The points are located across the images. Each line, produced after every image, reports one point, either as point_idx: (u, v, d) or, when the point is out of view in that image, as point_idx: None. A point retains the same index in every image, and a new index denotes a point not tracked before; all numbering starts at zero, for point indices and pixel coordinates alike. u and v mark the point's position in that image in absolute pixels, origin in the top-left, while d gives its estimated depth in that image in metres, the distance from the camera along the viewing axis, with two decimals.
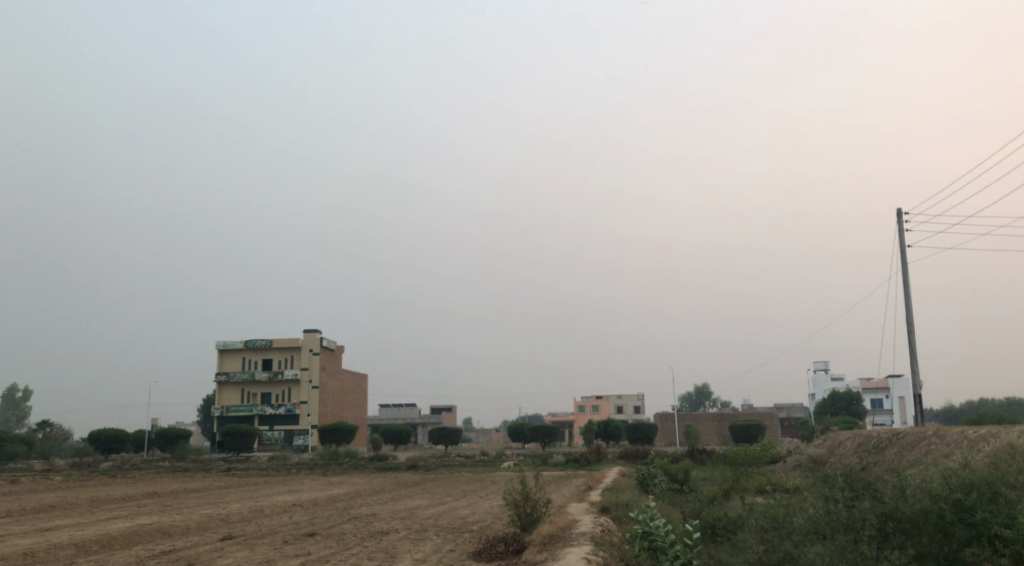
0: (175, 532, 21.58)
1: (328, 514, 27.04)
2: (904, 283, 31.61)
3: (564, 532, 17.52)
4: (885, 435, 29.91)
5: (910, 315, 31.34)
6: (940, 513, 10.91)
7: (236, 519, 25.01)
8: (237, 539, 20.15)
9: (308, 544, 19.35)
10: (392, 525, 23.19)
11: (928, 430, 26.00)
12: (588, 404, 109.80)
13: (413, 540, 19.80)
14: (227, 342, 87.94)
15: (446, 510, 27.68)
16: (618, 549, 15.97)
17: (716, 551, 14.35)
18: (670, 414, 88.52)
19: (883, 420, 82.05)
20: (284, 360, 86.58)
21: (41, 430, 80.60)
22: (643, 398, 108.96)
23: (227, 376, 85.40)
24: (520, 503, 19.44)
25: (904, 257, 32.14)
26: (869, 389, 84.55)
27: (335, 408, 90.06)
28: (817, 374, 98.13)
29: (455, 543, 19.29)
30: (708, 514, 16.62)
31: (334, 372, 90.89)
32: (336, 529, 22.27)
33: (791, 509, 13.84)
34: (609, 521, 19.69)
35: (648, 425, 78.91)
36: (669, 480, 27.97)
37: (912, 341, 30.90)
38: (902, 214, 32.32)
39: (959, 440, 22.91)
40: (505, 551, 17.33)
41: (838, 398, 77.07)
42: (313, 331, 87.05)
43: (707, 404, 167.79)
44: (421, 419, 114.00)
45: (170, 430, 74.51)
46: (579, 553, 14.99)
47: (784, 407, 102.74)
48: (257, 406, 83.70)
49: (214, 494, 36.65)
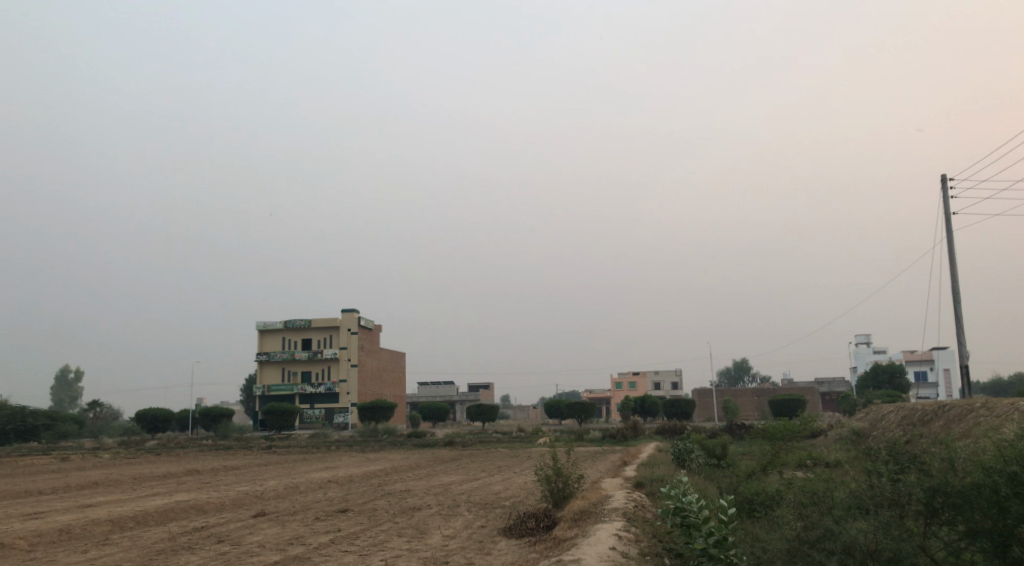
0: (210, 508, 21.66)
1: (362, 491, 26.93)
2: (950, 251, 30.51)
3: (596, 507, 17.11)
4: (930, 408, 28.98)
5: (956, 284, 30.26)
6: (994, 487, 10.22)
7: (271, 496, 25.06)
8: (270, 515, 20.09)
9: (339, 521, 19.21)
10: (424, 500, 23.09)
11: (975, 402, 25.09)
12: (625, 380, 109.28)
13: (444, 517, 19.54)
14: (267, 322, 88.84)
15: (479, 486, 27.55)
16: (651, 525, 15.58)
17: (753, 526, 13.89)
18: (708, 389, 87.61)
19: (928, 394, 80.21)
20: (323, 339, 87.32)
21: (90, 410, 82.16)
22: (681, 373, 108.15)
23: (267, 356, 86.27)
24: (552, 479, 19.15)
25: (950, 224, 30.98)
26: (913, 362, 82.77)
27: (374, 386, 90.77)
28: (859, 348, 96.29)
29: (486, 519, 19.00)
30: (745, 490, 16.19)
31: (372, 351, 91.42)
32: (369, 505, 22.16)
33: (832, 483, 13.27)
34: (643, 496, 19.36)
35: (686, 401, 78.19)
36: (706, 455, 27.49)
37: (959, 311, 29.85)
38: (947, 179, 31.13)
39: (1008, 413, 22.13)
40: (536, 526, 17.01)
41: (881, 371, 75.44)
42: (351, 310, 87.56)
43: (745, 379, 165.87)
44: (459, 397, 114.54)
45: (213, 409, 75.51)
46: (611, 529, 14.57)
47: (825, 381, 101.21)
48: (297, 385, 84.53)
49: (253, 471, 36.92)
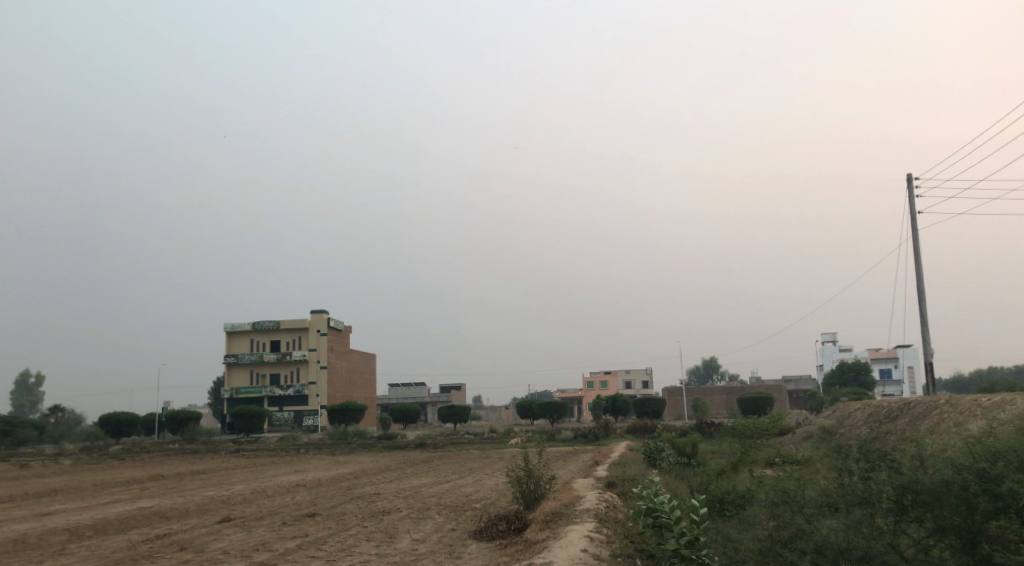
0: (173, 515, 21.17)
1: (330, 494, 26.55)
2: (915, 250, 30.83)
3: (568, 509, 16.98)
4: (896, 405, 29.27)
5: (922, 283, 30.59)
6: (964, 485, 10.27)
7: (238, 500, 24.62)
8: (235, 521, 19.69)
9: (306, 526, 18.87)
10: (393, 504, 22.80)
11: (940, 399, 25.35)
12: (597, 379, 109.56)
13: (414, 520, 19.31)
14: (235, 324, 87.70)
15: (451, 488, 27.35)
16: (622, 526, 15.50)
17: (724, 526, 13.87)
18: (678, 388, 88.05)
19: (893, 391, 81.40)
20: (292, 341, 86.37)
21: (53, 415, 80.42)
22: (651, 372, 108.64)
23: (235, 358, 85.20)
24: (523, 480, 18.99)
25: (915, 223, 31.32)
26: (878, 359, 83.96)
27: (344, 388, 90.00)
28: (826, 346, 97.37)
29: (457, 522, 18.81)
30: (716, 489, 16.20)
31: (342, 352, 90.63)
32: (338, 509, 21.80)
33: (802, 481, 13.25)
34: (615, 497, 19.28)
35: (657, 400, 78.49)
36: (677, 454, 27.54)
37: (924, 309, 30.21)
38: (912, 179, 31.48)
39: (972, 409, 22.42)
40: (507, 529, 16.85)
41: (847, 369, 76.26)
42: (320, 311, 86.75)
43: (715, 377, 167.22)
44: (430, 398, 114.04)
45: (180, 412, 74.30)
46: (582, 531, 14.41)
47: (793, 379, 102.26)
48: (266, 387, 83.53)
49: (220, 476, 36.30)
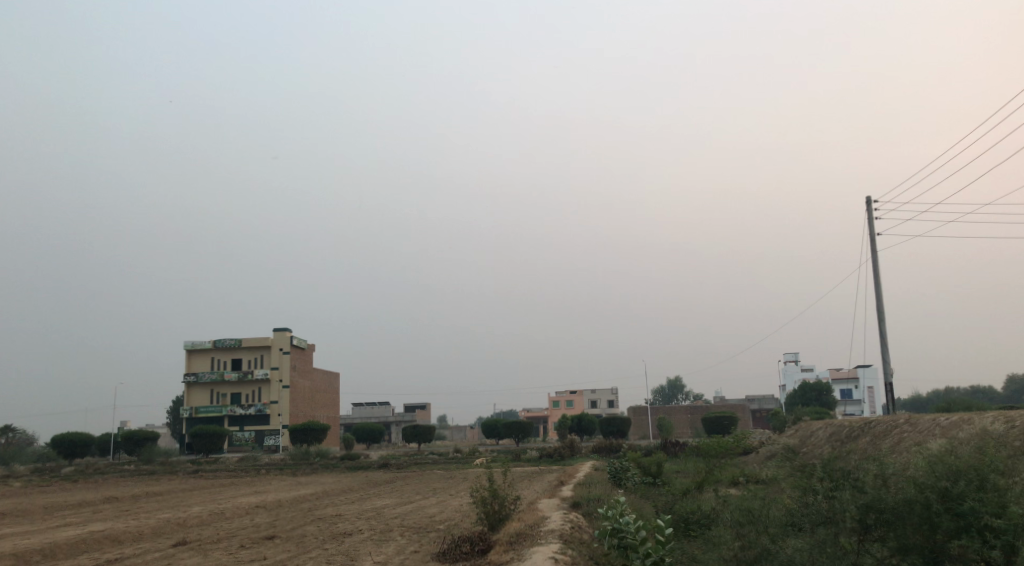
0: (126, 538, 20.55)
1: (291, 516, 26.06)
2: (874, 271, 31.31)
3: (532, 529, 16.80)
4: (857, 424, 29.57)
5: (881, 303, 31.04)
6: (925, 503, 10.31)
7: (195, 522, 24.05)
8: (191, 544, 19.18)
9: (264, 548, 18.46)
10: (355, 525, 22.40)
11: (900, 417, 25.65)
12: (562, 399, 109.47)
13: (376, 542, 19.00)
14: (195, 342, 86.25)
15: (414, 509, 26.99)
16: (588, 547, 15.37)
17: (689, 546, 13.80)
18: (643, 407, 88.24)
19: (854, 411, 82.42)
20: (253, 359, 85.14)
21: (3, 436, 78.16)
22: (616, 391, 108.85)
23: (195, 377, 83.74)
24: (487, 500, 18.76)
25: (875, 245, 31.80)
26: (839, 379, 85.05)
27: (306, 407, 88.79)
28: (788, 366, 98.42)
29: (420, 543, 18.53)
30: (681, 508, 16.17)
31: (305, 371, 89.54)
32: (297, 532, 21.38)
33: (766, 500, 13.20)
34: (580, 517, 19.13)
35: (622, 419, 78.60)
36: (642, 473, 27.48)
37: (884, 330, 30.63)
38: (872, 202, 32.02)
39: (931, 428, 22.74)
40: (471, 551, 16.60)
41: (809, 388, 77.07)
42: (283, 329, 85.64)
43: (680, 396, 168.02)
44: (395, 418, 113.01)
45: (137, 432, 72.65)
46: (546, 553, 14.22)
47: (756, 398, 103.12)
48: (226, 407, 82.11)
49: (176, 498, 35.43)
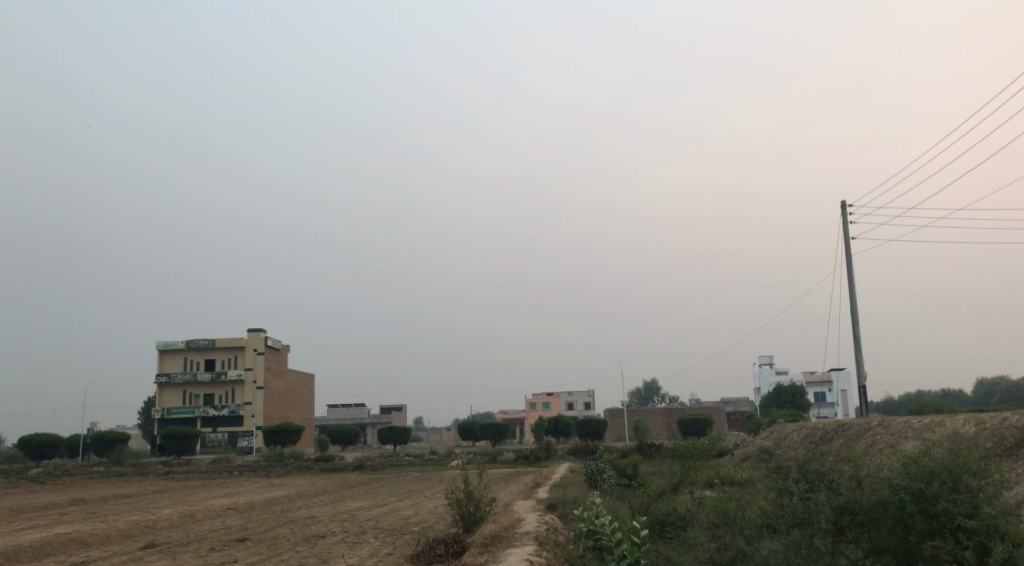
0: (93, 541, 20.15)
1: (263, 518, 25.75)
2: (848, 275, 31.56)
3: (507, 531, 16.67)
4: (831, 427, 29.77)
5: (855, 306, 31.26)
6: (899, 504, 10.33)
7: (164, 525, 23.66)
8: (159, 547, 18.85)
9: (235, 551, 18.17)
10: (328, 527, 22.15)
11: (873, 420, 25.84)
12: (539, 401, 109.51)
13: (349, 544, 18.80)
14: (167, 342, 85.17)
15: (389, 511, 26.76)
16: (563, 549, 15.28)
17: (665, 548, 13.76)
18: (619, 410, 88.44)
19: (827, 414, 83.16)
20: (227, 360, 84.26)
21: None
22: (593, 394, 109.04)
23: (168, 377, 82.69)
24: (462, 503, 18.62)
25: (849, 249, 32.04)
26: (813, 383, 85.81)
27: (281, 408, 88.03)
28: (763, 369, 99.13)
29: (394, 546, 18.35)
30: (657, 510, 16.13)
31: (279, 372, 88.78)
32: (270, 534, 21.10)
33: (741, 502, 13.18)
34: (555, 519, 19.08)
35: (598, 421, 78.70)
36: (618, 475, 27.44)
37: (858, 334, 30.87)
38: (847, 206, 32.27)
39: (904, 430, 22.94)
40: (445, 553, 16.45)
41: (783, 391, 77.61)
42: (257, 330, 84.82)
43: (655, 399, 168.70)
44: (370, 420, 112.43)
45: (107, 433, 71.58)
46: (522, 555, 14.10)
47: (731, 401, 103.78)
48: (199, 408, 81.16)
49: (146, 499, 34.87)
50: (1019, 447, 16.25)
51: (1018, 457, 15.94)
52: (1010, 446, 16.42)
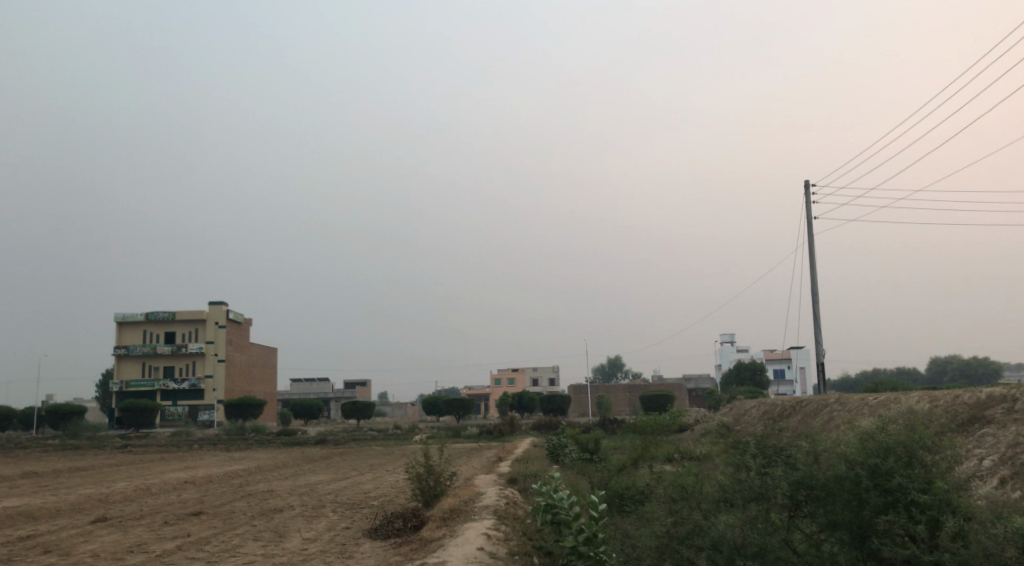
0: (42, 515, 19.63)
1: (220, 492, 25.42)
2: (810, 254, 31.81)
3: (466, 505, 16.54)
4: (789, 403, 30.14)
5: (815, 285, 31.55)
6: (855, 480, 10.37)
7: (117, 498, 23.18)
8: (110, 521, 18.45)
9: (188, 525, 17.83)
10: (286, 501, 21.87)
11: (831, 397, 26.20)
12: (504, 376, 109.82)
13: (307, 518, 18.54)
14: (126, 314, 83.65)
15: (349, 485, 26.57)
16: (521, 523, 15.22)
17: (623, 522, 13.77)
18: (582, 385, 88.98)
19: (786, 390, 84.48)
20: (187, 333, 83.00)
21: None
22: (558, 369, 109.53)
23: (126, 350, 81.28)
24: (422, 477, 18.48)
25: (811, 229, 32.26)
26: (773, 360, 87.08)
27: (242, 382, 87.09)
28: (724, 346, 100.32)
29: (351, 520, 18.13)
30: (616, 484, 16.18)
31: (241, 345, 87.73)
32: (225, 508, 20.77)
33: (699, 477, 13.20)
34: (515, 493, 19.06)
35: (562, 397, 79.07)
36: (579, 450, 27.55)
37: (818, 313, 31.19)
38: (809, 186, 32.48)
39: (860, 407, 23.26)
40: (403, 527, 16.30)
41: (744, 368, 78.59)
42: (218, 303, 83.59)
43: (619, 375, 170.14)
44: (334, 394, 111.92)
45: (63, 406, 70.25)
46: (479, 529, 13.97)
47: (693, 378, 104.93)
48: (158, 381, 79.98)
49: (101, 473, 34.24)
50: (970, 422, 16.54)
51: (969, 433, 16.22)
52: (963, 422, 16.68)
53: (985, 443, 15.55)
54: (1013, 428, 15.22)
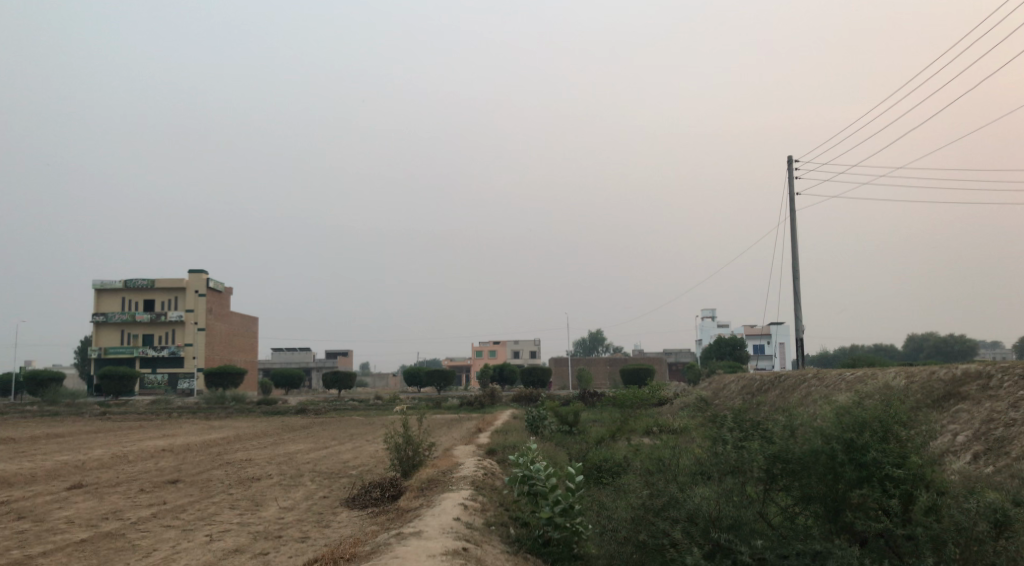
0: (16, 481, 19.48)
1: (198, 460, 25.36)
2: (791, 229, 31.86)
3: (444, 476, 16.56)
4: (767, 378, 30.39)
5: (795, 261, 31.66)
6: (831, 454, 10.43)
7: (93, 465, 23.02)
8: (85, 488, 18.33)
9: (165, 493, 17.74)
10: (265, 470, 21.85)
11: (808, 372, 26.40)
12: (486, 348, 110.20)
13: (285, 487, 18.55)
14: (105, 281, 82.78)
15: (328, 454, 26.57)
16: (498, 494, 15.26)
17: (600, 494, 13.84)
18: (563, 358, 89.34)
19: (765, 365, 85.28)
20: (167, 301, 82.35)
21: None
22: (539, 342, 109.91)
23: (105, 317, 80.54)
24: (401, 447, 18.46)
25: (793, 204, 32.30)
26: (753, 336, 87.82)
27: (223, 350, 86.67)
28: (705, 321, 100.98)
29: (330, 489, 18.14)
30: (594, 457, 16.27)
31: (222, 314, 87.14)
32: (203, 475, 20.74)
33: (676, 450, 13.25)
34: (494, 464, 19.13)
35: (543, 369, 79.36)
36: (558, 422, 27.64)
37: (798, 288, 31.32)
38: (792, 161, 32.42)
39: (837, 382, 23.49)
40: (380, 497, 16.30)
41: (724, 343, 79.16)
42: (198, 271, 82.87)
43: (600, 348, 171.29)
44: (316, 363, 111.81)
45: (42, 372, 69.63)
46: (456, 499, 13.98)
47: (673, 352, 105.67)
48: (137, 348, 79.40)
49: (78, 439, 33.99)
50: (946, 398, 16.70)
51: (944, 409, 16.38)
52: (938, 397, 16.84)
53: (959, 418, 15.74)
54: (987, 405, 15.39)
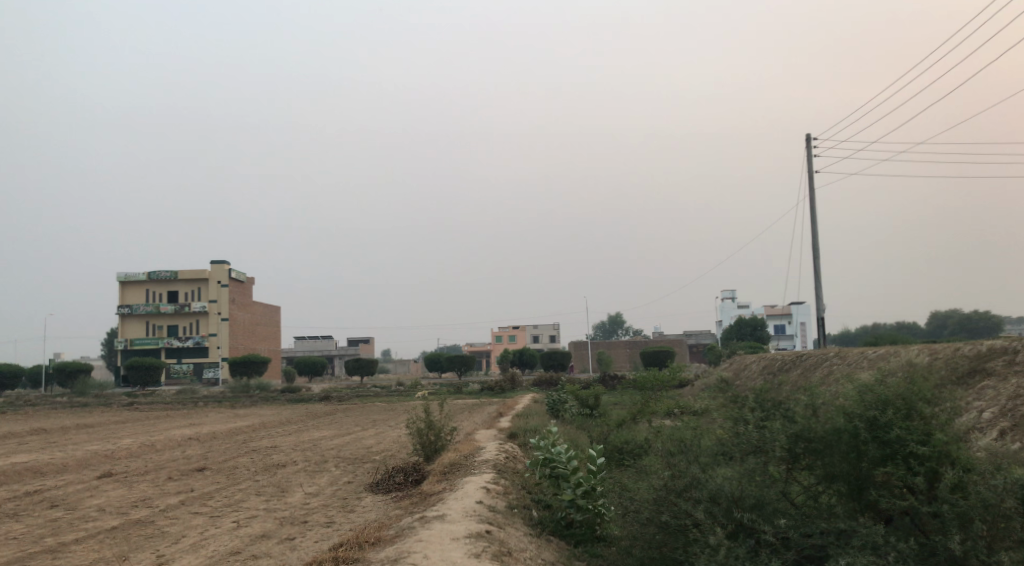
0: (48, 471, 19.84)
1: (224, 448, 25.63)
2: (811, 208, 31.54)
3: (467, 460, 16.65)
4: (789, 357, 30.18)
5: (815, 240, 31.38)
6: (854, 432, 10.40)
7: (122, 454, 23.37)
8: (115, 476, 18.62)
9: (192, 480, 17.99)
10: (290, 456, 22.08)
11: (831, 350, 26.20)
12: (506, 333, 110.41)
13: (310, 473, 18.74)
14: (128, 274, 83.66)
15: (351, 440, 26.79)
16: (520, 476, 15.35)
17: (621, 475, 13.91)
18: (583, 341, 89.25)
19: (786, 345, 84.81)
20: (190, 292, 83.15)
21: None
22: (559, 327, 109.99)
23: (130, 309, 81.49)
24: (423, 433, 18.57)
25: (812, 181, 31.95)
26: (774, 316, 87.31)
27: (246, 340, 87.49)
28: (725, 302, 100.46)
29: (354, 474, 18.32)
30: (615, 439, 16.32)
31: (244, 304, 87.86)
32: (229, 463, 21.00)
33: (696, 431, 13.25)
34: (515, 447, 19.21)
35: (564, 353, 79.39)
36: (579, 405, 27.61)
37: (818, 266, 31.04)
38: (811, 138, 32.02)
39: (859, 360, 23.32)
40: (404, 482, 16.43)
41: (745, 324, 78.74)
42: (220, 262, 83.52)
43: (620, 332, 171.01)
44: (338, 351, 112.58)
45: (70, 364, 70.65)
46: (479, 483, 14.09)
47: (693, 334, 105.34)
48: (162, 339, 80.31)
49: (107, 429, 34.51)
50: (971, 374, 16.54)
51: (969, 386, 16.21)
52: (963, 374, 16.68)
53: (984, 395, 15.58)
54: (1013, 381, 15.22)
